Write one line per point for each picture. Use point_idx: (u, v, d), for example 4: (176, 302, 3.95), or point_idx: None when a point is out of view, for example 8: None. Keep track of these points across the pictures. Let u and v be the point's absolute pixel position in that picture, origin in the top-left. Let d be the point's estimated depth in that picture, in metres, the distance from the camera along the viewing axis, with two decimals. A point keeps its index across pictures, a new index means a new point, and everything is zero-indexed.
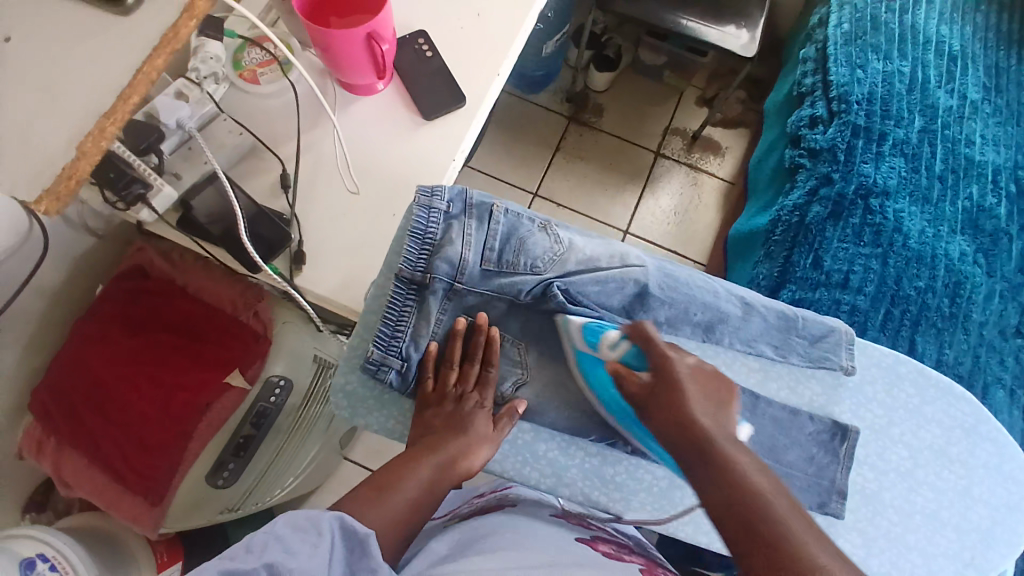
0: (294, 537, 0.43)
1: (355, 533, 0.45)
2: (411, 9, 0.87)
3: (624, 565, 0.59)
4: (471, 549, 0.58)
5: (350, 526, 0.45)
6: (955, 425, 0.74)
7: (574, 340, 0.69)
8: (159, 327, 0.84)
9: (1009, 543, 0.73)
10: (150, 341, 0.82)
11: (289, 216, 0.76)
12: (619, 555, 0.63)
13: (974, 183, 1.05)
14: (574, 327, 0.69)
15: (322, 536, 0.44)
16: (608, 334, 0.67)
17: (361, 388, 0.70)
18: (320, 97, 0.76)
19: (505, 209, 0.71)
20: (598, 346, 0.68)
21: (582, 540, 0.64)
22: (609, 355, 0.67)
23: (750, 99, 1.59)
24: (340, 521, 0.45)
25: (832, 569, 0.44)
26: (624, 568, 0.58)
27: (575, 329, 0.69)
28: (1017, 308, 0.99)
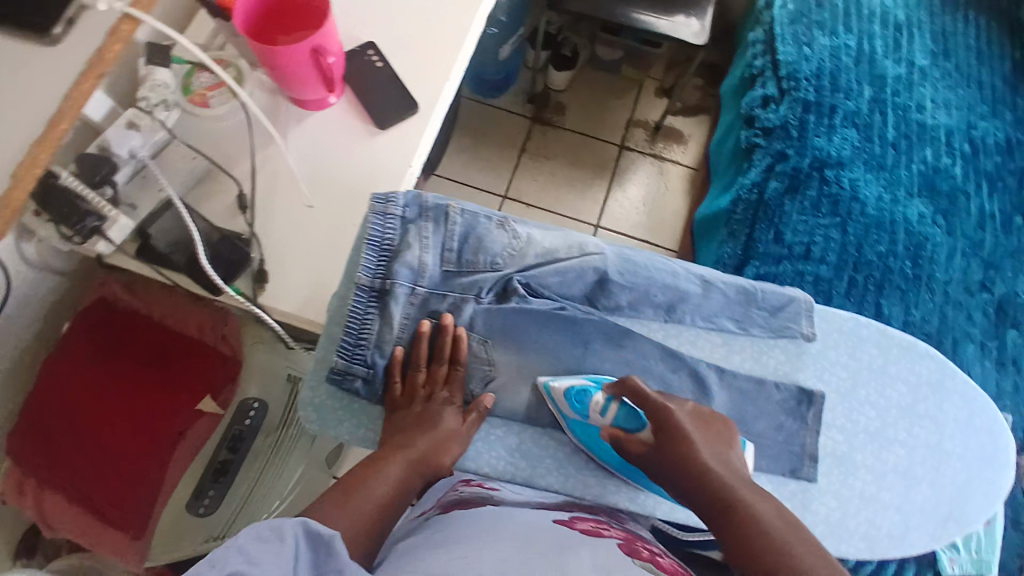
0: (258, 546, 0.43)
1: (320, 536, 0.45)
2: (357, 20, 0.87)
3: (602, 540, 0.59)
4: (443, 537, 0.57)
5: (314, 530, 0.45)
6: (922, 382, 0.75)
7: (561, 412, 0.70)
8: (128, 358, 0.84)
9: (987, 494, 0.75)
10: (121, 372, 0.83)
11: (248, 236, 0.77)
12: (598, 530, 0.62)
13: (927, 145, 1.07)
14: (559, 396, 0.70)
15: (286, 543, 0.44)
16: (596, 400, 0.69)
17: (330, 399, 0.70)
18: (261, 118, 0.74)
19: (461, 209, 0.72)
20: (587, 412, 0.70)
21: (561, 521, 0.62)
22: (602, 420, 0.69)
23: (708, 85, 1.62)
24: (303, 527, 0.45)
25: None
26: (601, 543, 0.59)
27: (562, 401, 0.70)
28: (979, 263, 1.01)
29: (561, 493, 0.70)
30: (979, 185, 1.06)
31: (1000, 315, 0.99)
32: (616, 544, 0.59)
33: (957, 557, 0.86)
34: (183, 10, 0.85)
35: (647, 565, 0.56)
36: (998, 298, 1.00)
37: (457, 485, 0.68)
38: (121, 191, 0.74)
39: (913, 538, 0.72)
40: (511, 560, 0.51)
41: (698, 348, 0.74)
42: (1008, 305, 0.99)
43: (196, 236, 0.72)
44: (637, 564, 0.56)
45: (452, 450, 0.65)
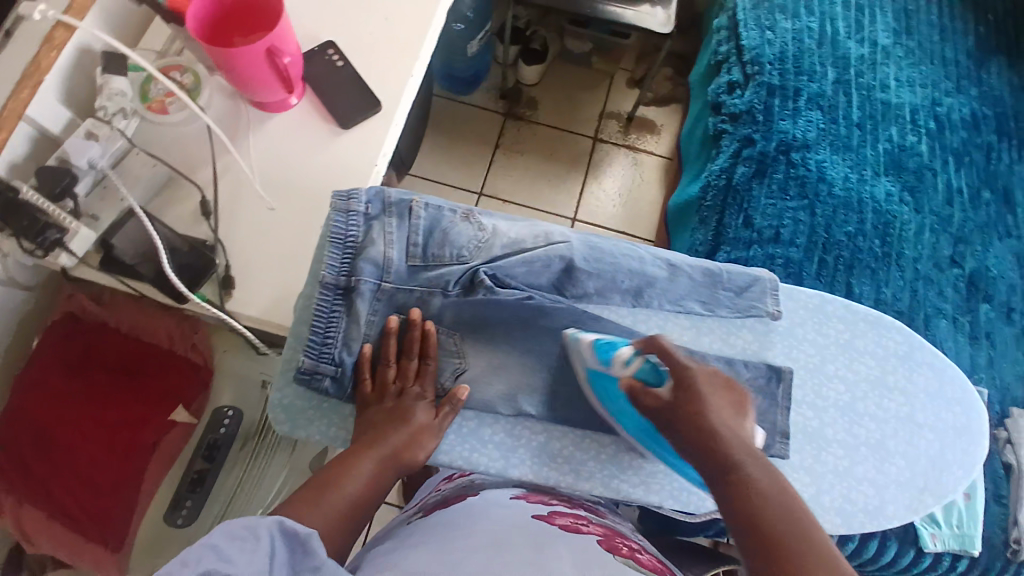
0: (231, 546, 0.42)
1: (297, 534, 0.45)
2: (317, 20, 0.87)
3: (580, 536, 0.59)
4: (420, 538, 0.58)
5: (290, 529, 0.45)
6: (889, 354, 0.76)
7: (588, 361, 0.70)
8: (100, 371, 0.84)
9: (962, 464, 0.75)
10: (93, 385, 0.82)
11: (213, 242, 0.76)
12: (577, 526, 0.62)
13: (893, 124, 1.08)
14: (587, 346, 0.70)
15: (260, 542, 0.43)
16: (621, 352, 0.67)
17: (300, 400, 0.70)
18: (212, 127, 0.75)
19: (425, 204, 0.72)
20: (609, 365, 0.68)
21: (540, 517, 0.63)
22: (621, 373, 0.67)
23: (678, 75, 1.62)
24: (280, 525, 0.45)
25: None
26: (578, 539, 0.58)
27: (588, 349, 0.70)
28: (948, 239, 1.02)
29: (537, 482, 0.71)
30: (945, 161, 1.07)
31: (971, 289, 1.00)
32: (597, 539, 0.59)
33: (939, 532, 0.88)
34: (136, 26, 0.85)
35: (628, 562, 0.56)
36: (968, 273, 1.01)
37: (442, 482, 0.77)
38: (82, 202, 0.74)
39: (890, 510, 0.72)
40: (487, 556, 0.51)
41: (667, 331, 0.74)
42: (978, 279, 1.00)
43: (158, 243, 0.71)
44: (618, 559, 0.55)
45: (425, 446, 0.65)
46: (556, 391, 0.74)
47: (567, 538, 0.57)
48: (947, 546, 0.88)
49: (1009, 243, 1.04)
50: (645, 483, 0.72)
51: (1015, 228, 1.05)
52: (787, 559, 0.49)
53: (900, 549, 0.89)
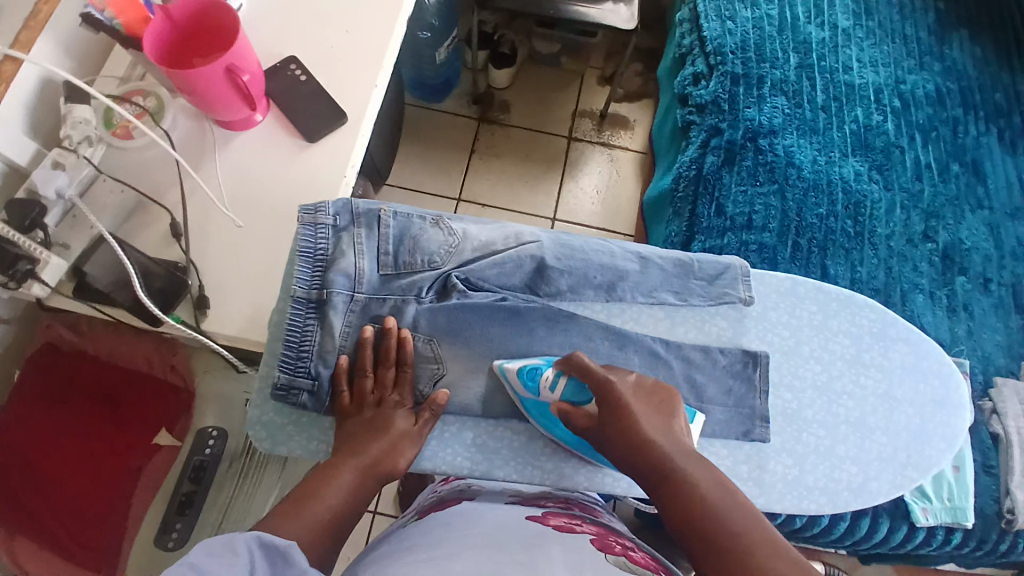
0: (211, 561, 0.42)
1: (276, 546, 0.45)
2: (277, 36, 0.87)
3: (574, 536, 0.58)
4: (406, 544, 0.57)
5: (270, 542, 0.45)
6: (864, 332, 0.77)
7: (515, 389, 0.71)
8: (82, 400, 0.82)
9: (944, 437, 0.77)
10: (76, 414, 0.81)
11: (185, 263, 0.75)
12: (570, 526, 0.61)
13: (858, 105, 1.09)
14: (512, 376, 0.71)
15: (240, 555, 0.44)
16: (546, 377, 0.70)
17: (279, 416, 0.71)
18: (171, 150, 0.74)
19: (394, 212, 0.73)
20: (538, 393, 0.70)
21: (532, 518, 0.62)
22: (552, 398, 0.70)
23: (647, 70, 1.64)
24: (258, 539, 0.45)
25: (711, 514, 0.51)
26: (573, 540, 0.56)
27: (515, 378, 0.71)
28: (919, 214, 1.03)
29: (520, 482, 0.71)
30: (912, 138, 1.08)
31: (946, 262, 1.02)
32: (591, 538, 0.58)
33: (930, 506, 0.89)
34: (96, 53, 0.83)
35: (619, 559, 0.54)
36: (942, 247, 1.02)
37: (438, 486, 0.77)
38: (51, 232, 0.73)
39: (874, 487, 0.73)
40: (474, 559, 0.50)
41: (642, 323, 0.75)
42: (952, 252, 1.02)
43: (129, 265, 0.70)
44: (610, 559, 0.53)
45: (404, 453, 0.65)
46: None
47: (557, 538, 0.56)
48: (940, 519, 0.88)
49: (980, 215, 1.05)
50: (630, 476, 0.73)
51: (986, 199, 1.06)
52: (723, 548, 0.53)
53: (893, 524, 0.89)
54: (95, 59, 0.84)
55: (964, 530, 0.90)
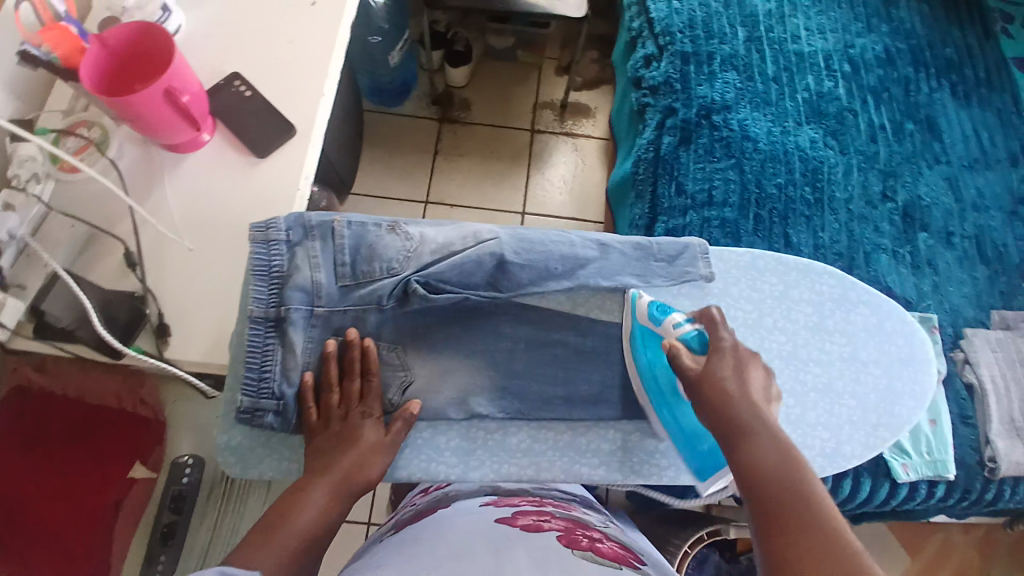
0: None
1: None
2: (215, 49, 0.80)
3: (542, 534, 0.58)
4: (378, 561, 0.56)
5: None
6: (826, 299, 0.84)
7: (639, 313, 0.77)
8: (54, 441, 0.78)
9: (913, 395, 0.84)
10: (50, 452, 0.78)
11: (141, 292, 0.69)
12: (538, 523, 0.61)
13: (809, 73, 1.10)
14: (642, 304, 0.77)
15: None
16: (676, 316, 0.74)
17: (245, 439, 0.75)
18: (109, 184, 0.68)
19: (347, 222, 0.75)
20: (660, 322, 0.74)
21: (501, 519, 0.62)
22: (670, 332, 0.73)
23: (603, 56, 1.64)
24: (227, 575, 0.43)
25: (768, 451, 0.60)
26: (539, 538, 0.57)
27: (644, 305, 0.77)
28: (876, 175, 1.04)
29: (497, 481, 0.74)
30: (864, 100, 1.09)
31: (907, 220, 1.02)
32: (558, 534, 0.58)
33: (910, 461, 0.90)
34: (38, 88, 0.80)
35: (587, 554, 0.54)
36: (902, 205, 1.03)
37: (417, 497, 0.81)
38: (7, 273, 0.70)
39: (847, 450, 0.80)
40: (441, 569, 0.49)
41: (607, 308, 0.81)
42: (911, 210, 1.03)
43: (83, 296, 0.66)
44: (576, 553, 0.54)
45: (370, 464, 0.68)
46: (500, 393, 0.77)
47: (524, 539, 0.56)
48: (921, 473, 0.89)
49: (938, 169, 1.06)
50: (604, 465, 0.77)
51: (943, 154, 1.07)
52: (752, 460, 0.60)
53: (874, 483, 0.90)
54: (37, 95, 0.79)
55: (947, 483, 0.91)
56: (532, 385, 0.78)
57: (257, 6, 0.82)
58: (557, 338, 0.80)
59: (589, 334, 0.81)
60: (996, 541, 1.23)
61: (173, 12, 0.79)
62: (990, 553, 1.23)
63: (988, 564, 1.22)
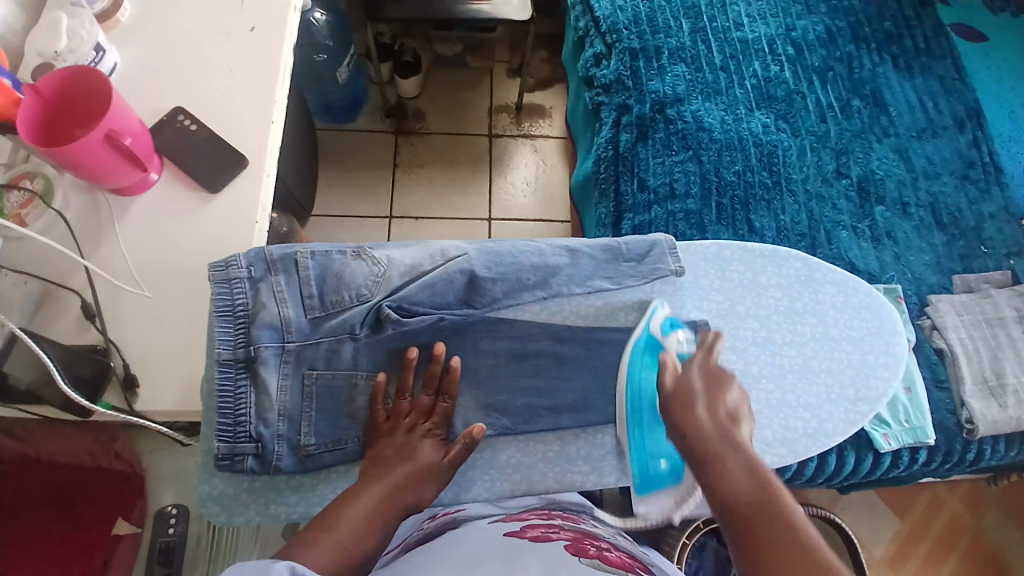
0: None
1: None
2: (157, 86, 0.77)
3: (549, 544, 0.56)
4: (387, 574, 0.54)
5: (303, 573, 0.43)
6: (792, 281, 0.88)
7: (653, 322, 0.81)
8: (42, 506, 0.79)
9: (885, 365, 0.87)
10: (37, 522, 0.78)
11: (104, 344, 0.65)
12: (546, 534, 0.59)
13: (754, 59, 1.12)
14: (659, 316, 0.81)
15: None
16: (680, 336, 0.81)
17: (229, 489, 0.73)
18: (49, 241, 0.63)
19: (310, 252, 0.74)
20: (668, 337, 0.80)
21: (509, 532, 0.60)
22: (672, 348, 0.79)
23: (553, 56, 1.65)
24: (293, 568, 0.42)
25: (736, 464, 0.58)
26: (546, 547, 0.55)
27: (661, 316, 0.81)
28: (829, 153, 1.07)
29: (490, 500, 0.75)
30: (810, 81, 1.12)
31: (863, 195, 1.05)
32: (564, 544, 0.56)
33: (891, 431, 0.92)
34: None
35: (594, 561, 0.52)
36: (857, 180, 1.06)
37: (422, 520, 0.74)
38: None
39: (829, 428, 0.83)
40: None
41: (582, 312, 0.82)
42: (866, 184, 1.05)
43: (46, 356, 0.60)
44: (584, 561, 0.51)
45: (361, 494, 0.65)
46: (488, 409, 0.78)
47: (533, 548, 0.53)
48: (903, 442, 0.92)
49: (887, 142, 1.09)
50: (596, 468, 0.79)
51: (891, 126, 1.10)
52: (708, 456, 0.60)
53: (859, 454, 0.92)
54: None
55: (929, 448, 0.93)
56: (514, 397, 0.78)
57: (194, 38, 0.80)
58: (536, 347, 0.80)
59: (568, 341, 0.80)
60: (982, 495, 1.28)
61: (106, 50, 0.75)
62: (979, 505, 1.27)
63: (978, 517, 1.26)
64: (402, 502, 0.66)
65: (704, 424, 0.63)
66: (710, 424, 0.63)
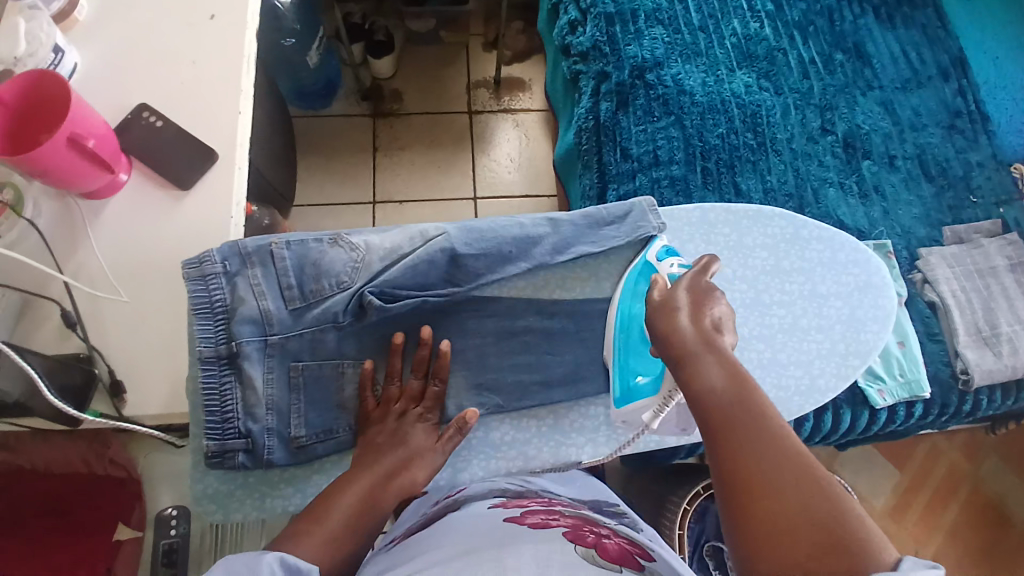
0: None
1: (296, 572, 0.43)
2: (119, 83, 0.74)
3: (548, 531, 0.54)
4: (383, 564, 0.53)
5: (291, 563, 0.43)
6: (779, 240, 0.87)
7: (650, 250, 0.80)
8: (40, 517, 0.78)
9: (877, 319, 0.87)
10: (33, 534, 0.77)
11: (87, 351, 0.64)
12: (548, 521, 0.58)
13: (733, 17, 1.09)
14: (658, 244, 0.80)
15: None
16: (676, 261, 0.77)
17: (224, 486, 0.73)
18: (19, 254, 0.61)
19: (286, 242, 0.72)
20: (660, 262, 0.78)
21: (511, 520, 0.59)
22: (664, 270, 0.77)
23: (529, 26, 1.61)
24: (280, 561, 0.43)
25: (718, 370, 0.55)
26: (544, 533, 0.54)
27: (658, 244, 0.80)
28: (814, 110, 1.05)
29: (487, 478, 0.75)
30: (791, 37, 1.09)
31: (849, 150, 1.04)
32: (565, 534, 0.54)
33: (885, 386, 0.92)
34: None
35: (588, 552, 0.50)
36: (842, 136, 1.04)
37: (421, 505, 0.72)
38: None
39: (822, 385, 0.83)
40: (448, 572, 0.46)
41: (568, 286, 0.82)
42: (853, 139, 1.04)
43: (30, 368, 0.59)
44: (581, 549, 0.50)
45: (353, 483, 0.64)
46: (480, 392, 0.77)
47: (529, 534, 0.52)
48: (898, 397, 0.92)
49: (872, 96, 1.07)
50: (591, 441, 0.79)
51: (875, 79, 1.08)
52: (683, 358, 0.59)
53: (854, 411, 0.92)
54: None
55: (924, 401, 0.93)
56: (506, 376, 0.78)
57: (152, 29, 0.77)
58: (525, 325, 0.79)
59: (556, 316, 0.80)
60: (980, 443, 1.29)
61: (66, 51, 0.72)
62: (977, 452, 1.28)
63: (976, 465, 1.28)
64: (396, 488, 0.65)
65: (687, 333, 0.60)
66: (694, 331, 0.60)
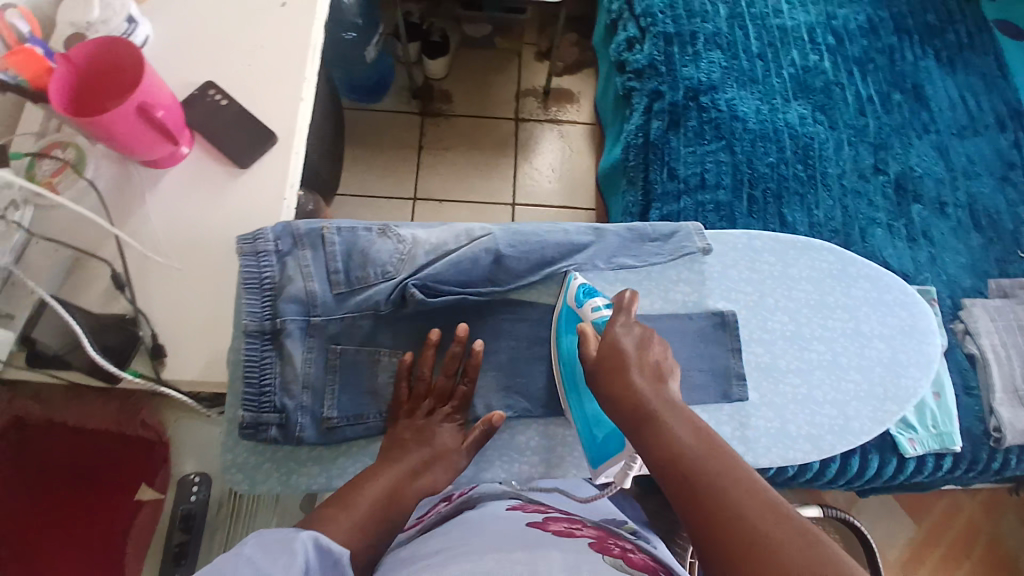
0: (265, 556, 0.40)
1: (329, 552, 0.43)
2: (189, 60, 0.77)
3: (573, 540, 0.54)
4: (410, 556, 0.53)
5: (324, 545, 0.43)
6: (825, 275, 0.87)
7: (569, 293, 0.78)
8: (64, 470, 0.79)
9: (917, 365, 0.86)
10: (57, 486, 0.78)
11: (133, 314, 0.66)
12: (570, 531, 0.57)
13: (793, 47, 1.09)
14: (574, 283, 0.78)
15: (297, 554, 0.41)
16: (595, 300, 0.75)
17: (251, 458, 0.74)
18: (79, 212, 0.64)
19: (336, 229, 0.74)
20: (582, 305, 0.75)
21: (532, 524, 0.58)
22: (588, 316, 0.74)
23: (582, 39, 1.62)
24: (314, 540, 0.43)
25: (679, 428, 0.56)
26: (569, 543, 0.53)
27: (576, 284, 0.78)
28: (868, 148, 1.04)
29: (508, 480, 0.75)
30: (850, 72, 1.08)
31: (900, 192, 1.02)
32: (590, 542, 0.54)
33: (916, 436, 0.90)
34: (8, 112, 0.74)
35: (617, 561, 0.51)
36: (894, 177, 1.03)
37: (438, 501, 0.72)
38: None
39: (856, 427, 0.82)
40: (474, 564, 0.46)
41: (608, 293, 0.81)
42: (904, 180, 1.02)
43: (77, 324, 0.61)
44: (609, 561, 0.50)
45: (379, 473, 0.65)
46: (509, 394, 0.78)
47: (556, 540, 0.53)
48: (928, 447, 0.90)
49: (928, 138, 1.06)
50: None
51: (931, 122, 1.07)
52: (649, 423, 0.58)
53: (882, 458, 0.90)
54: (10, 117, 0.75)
55: (954, 455, 0.91)
56: (535, 381, 0.79)
57: (224, 11, 0.79)
58: None
59: None
60: (1004, 502, 1.25)
61: (139, 22, 0.75)
62: (1000, 510, 1.25)
63: (998, 525, 1.24)
64: (418, 482, 0.66)
65: (641, 391, 0.61)
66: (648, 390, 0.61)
